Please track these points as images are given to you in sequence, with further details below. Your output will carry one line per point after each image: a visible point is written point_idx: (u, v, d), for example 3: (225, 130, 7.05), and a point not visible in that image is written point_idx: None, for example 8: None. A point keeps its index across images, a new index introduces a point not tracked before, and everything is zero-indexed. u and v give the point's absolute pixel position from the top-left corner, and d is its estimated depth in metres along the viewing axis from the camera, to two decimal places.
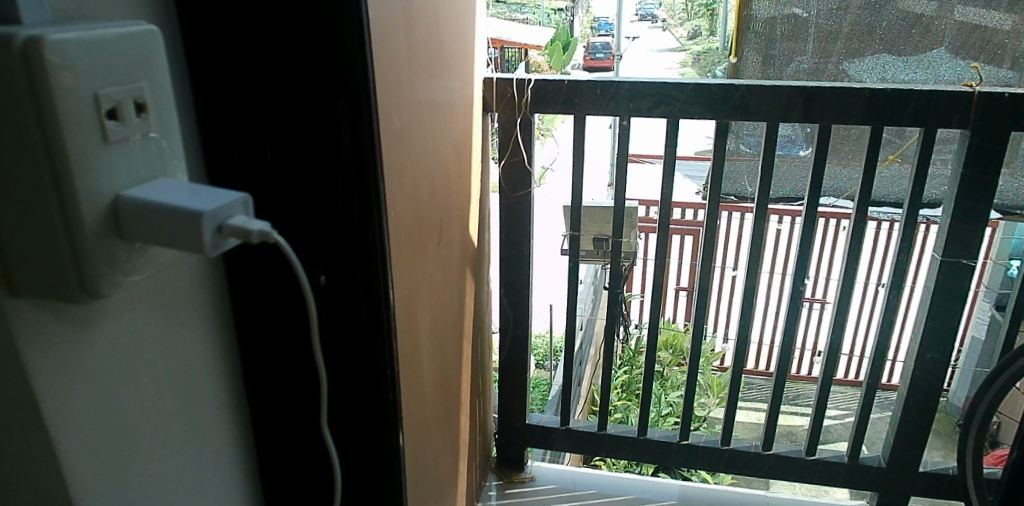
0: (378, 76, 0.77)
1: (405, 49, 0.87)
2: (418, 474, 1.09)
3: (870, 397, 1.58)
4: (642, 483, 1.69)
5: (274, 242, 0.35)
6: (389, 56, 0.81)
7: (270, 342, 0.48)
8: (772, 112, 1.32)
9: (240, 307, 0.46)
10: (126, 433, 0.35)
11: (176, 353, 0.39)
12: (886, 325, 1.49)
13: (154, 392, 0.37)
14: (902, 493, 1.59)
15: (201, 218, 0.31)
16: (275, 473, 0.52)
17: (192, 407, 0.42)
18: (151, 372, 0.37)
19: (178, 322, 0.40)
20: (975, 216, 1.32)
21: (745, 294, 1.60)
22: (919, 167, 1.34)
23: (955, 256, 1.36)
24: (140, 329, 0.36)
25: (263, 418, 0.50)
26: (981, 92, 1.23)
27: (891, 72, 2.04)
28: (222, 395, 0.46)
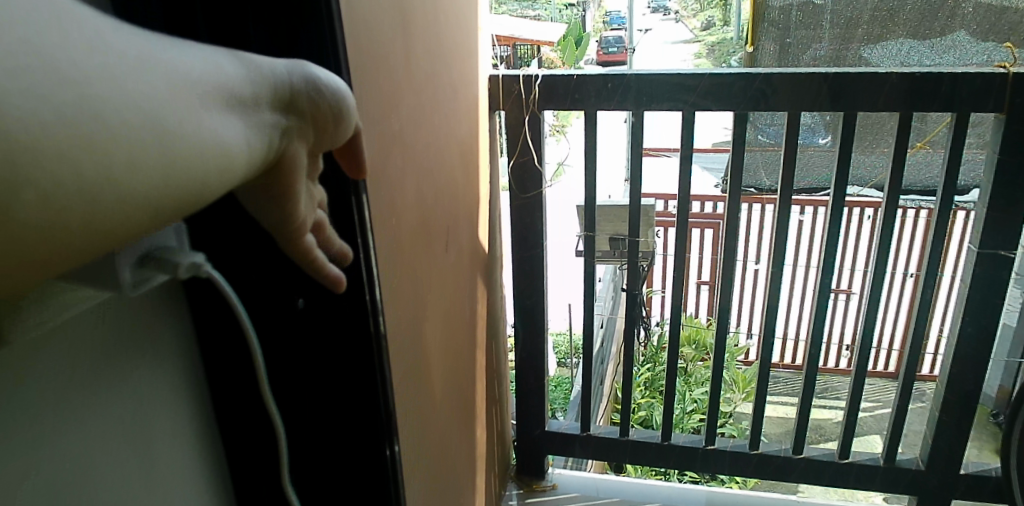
0: (371, 72, 0.72)
1: (402, 50, 0.82)
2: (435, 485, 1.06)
3: (907, 394, 1.51)
4: (667, 489, 1.65)
5: (205, 273, 0.38)
6: (383, 47, 0.75)
7: (232, 358, 0.49)
8: (796, 100, 1.26)
9: (202, 322, 0.47)
10: (16, 465, 0.34)
11: (97, 370, 0.39)
12: (920, 319, 1.42)
13: (61, 418, 0.36)
14: (942, 497, 1.52)
15: (115, 257, 0.34)
16: (247, 477, 0.54)
17: (122, 426, 0.41)
18: (57, 393, 0.36)
19: (94, 348, 0.38)
20: (1014, 202, 1.25)
21: (770, 290, 1.55)
22: (952, 152, 1.27)
23: (995, 248, 1.28)
24: (46, 348, 0.35)
25: (230, 423, 0.52)
26: (1015, 73, 1.16)
27: (910, 58, 1.96)
28: (155, 417, 0.45)
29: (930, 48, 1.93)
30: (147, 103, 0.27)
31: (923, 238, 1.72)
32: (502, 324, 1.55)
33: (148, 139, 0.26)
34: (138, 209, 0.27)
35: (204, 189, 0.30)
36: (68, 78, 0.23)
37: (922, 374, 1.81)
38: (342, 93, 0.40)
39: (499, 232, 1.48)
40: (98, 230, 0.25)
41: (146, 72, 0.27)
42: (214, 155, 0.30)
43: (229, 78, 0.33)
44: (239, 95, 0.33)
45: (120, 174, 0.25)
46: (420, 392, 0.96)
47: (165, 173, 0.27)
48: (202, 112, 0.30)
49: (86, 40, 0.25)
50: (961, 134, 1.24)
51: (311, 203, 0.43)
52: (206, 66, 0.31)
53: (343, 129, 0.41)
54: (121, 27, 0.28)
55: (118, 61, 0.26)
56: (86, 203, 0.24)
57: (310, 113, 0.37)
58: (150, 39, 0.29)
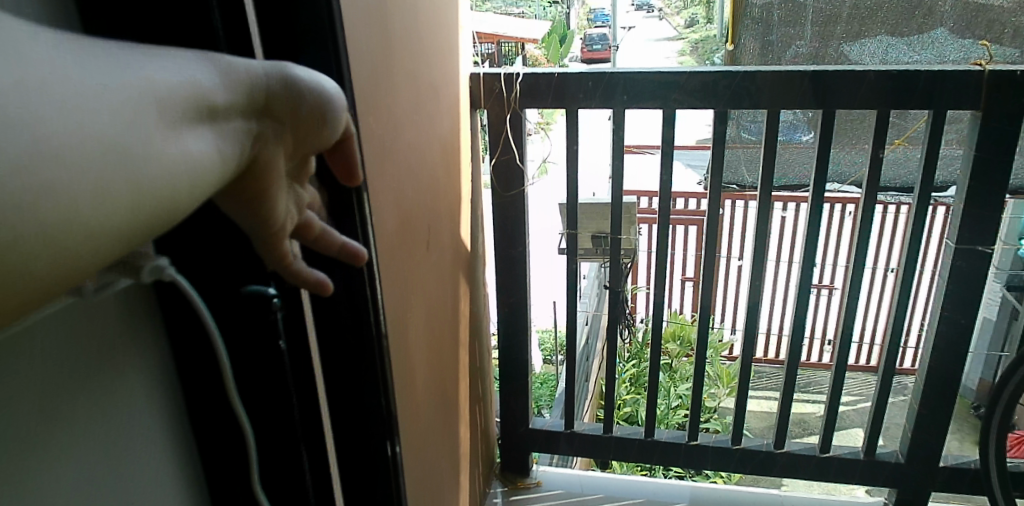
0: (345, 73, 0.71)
1: (381, 47, 0.82)
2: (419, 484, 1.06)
3: (886, 388, 1.53)
4: (651, 484, 1.67)
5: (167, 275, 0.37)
6: (362, 46, 0.75)
7: (203, 361, 0.49)
8: (777, 98, 1.27)
9: (172, 323, 0.47)
10: None
11: (57, 376, 0.38)
12: (899, 313, 1.44)
13: (20, 427, 0.36)
14: (922, 489, 1.54)
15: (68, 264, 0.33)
16: (221, 476, 0.53)
17: (88, 429, 0.41)
18: (21, 396, 0.35)
19: (59, 349, 0.38)
20: (991, 199, 1.26)
21: (752, 286, 1.55)
22: (929, 149, 1.28)
23: (971, 243, 1.30)
24: (4, 350, 0.34)
25: (201, 422, 0.51)
26: (991, 70, 1.18)
27: (891, 54, 1.96)
28: (126, 419, 0.44)
29: (909, 45, 1.95)
30: (105, 127, 0.26)
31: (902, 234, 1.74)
32: (485, 322, 1.55)
33: (112, 168, 0.26)
34: (100, 238, 0.26)
35: (177, 206, 0.30)
36: (12, 113, 0.22)
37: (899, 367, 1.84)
38: (323, 92, 0.39)
39: (481, 229, 1.47)
40: (59, 264, 0.24)
41: (105, 93, 0.26)
42: (183, 174, 0.30)
43: (200, 83, 0.32)
44: (213, 104, 0.32)
45: (79, 205, 0.24)
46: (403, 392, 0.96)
47: (132, 199, 0.27)
48: (168, 128, 0.29)
49: (44, 68, 0.24)
50: (937, 131, 1.26)
51: (297, 204, 0.43)
52: (174, 75, 0.30)
53: (326, 133, 0.40)
54: (73, 43, 0.27)
55: (79, 86, 0.25)
56: (42, 240, 0.23)
57: (288, 118, 0.37)
58: (110, 51, 0.28)
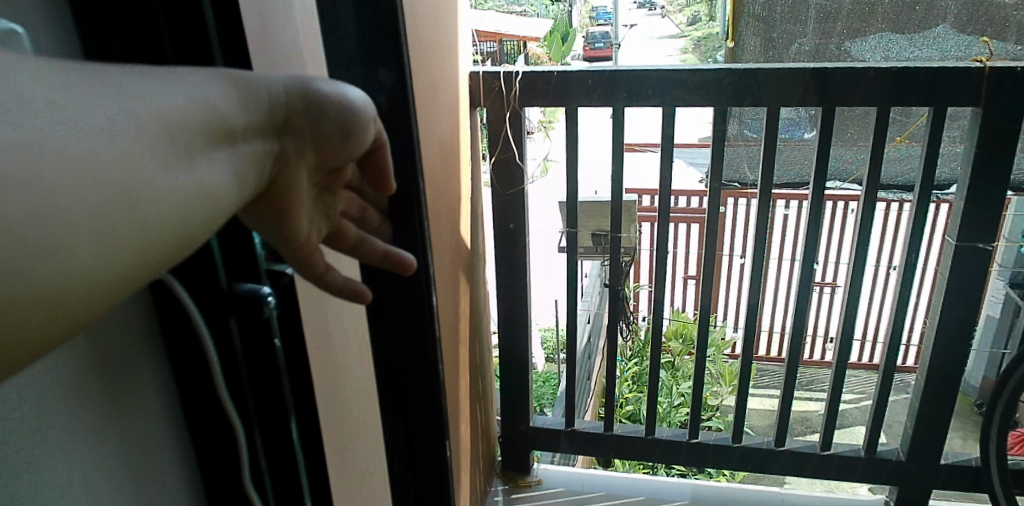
0: None
1: None
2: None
3: (887, 386, 1.53)
4: (652, 483, 1.67)
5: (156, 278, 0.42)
6: None
7: (198, 364, 0.50)
8: (776, 96, 1.27)
9: (167, 328, 0.48)
10: None
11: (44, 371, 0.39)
12: (899, 311, 1.44)
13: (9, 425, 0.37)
14: (922, 487, 1.54)
15: None
16: (216, 478, 0.55)
17: (75, 424, 0.42)
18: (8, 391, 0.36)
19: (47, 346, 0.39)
20: (994, 197, 1.26)
21: (752, 284, 1.56)
22: (929, 146, 1.28)
23: (972, 240, 1.30)
24: None
25: (196, 424, 0.53)
26: (992, 67, 1.18)
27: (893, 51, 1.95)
28: (114, 414, 0.45)
29: (909, 40, 1.94)
30: (127, 159, 0.25)
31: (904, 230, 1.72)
32: (486, 322, 1.56)
33: (143, 204, 0.26)
34: (129, 274, 0.26)
35: (197, 236, 0.30)
36: (50, 154, 0.22)
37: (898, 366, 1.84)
38: (344, 108, 0.41)
39: (481, 227, 1.48)
40: (82, 299, 0.24)
41: (132, 120, 0.26)
42: (205, 202, 0.30)
43: (224, 107, 0.32)
44: (236, 122, 0.33)
45: (98, 241, 0.24)
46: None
47: (156, 234, 0.27)
48: (193, 158, 0.29)
49: (76, 105, 0.24)
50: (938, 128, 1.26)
51: (328, 215, 0.46)
52: (200, 101, 0.31)
53: (351, 148, 0.42)
54: (99, 73, 0.26)
55: (111, 121, 0.25)
56: (72, 284, 0.23)
57: (308, 135, 0.39)
58: (136, 75, 0.28)
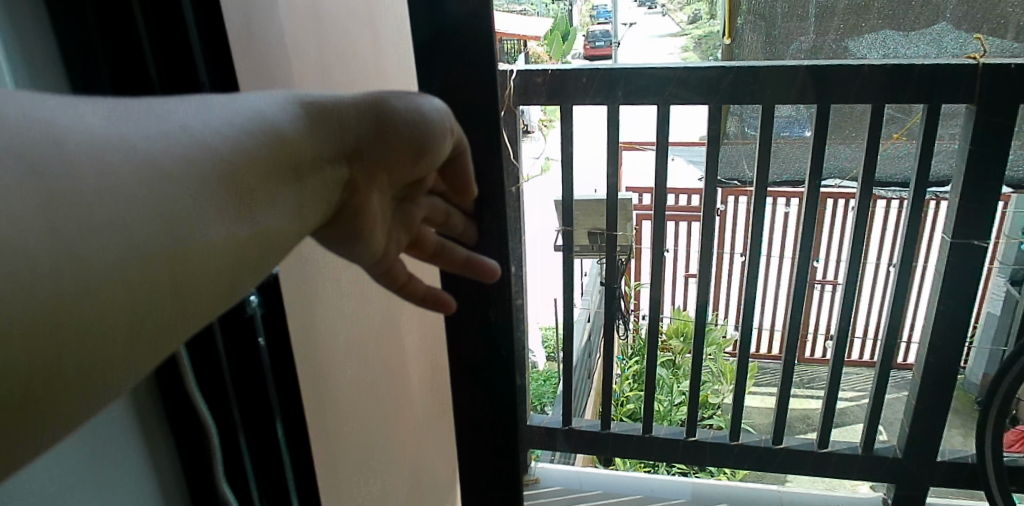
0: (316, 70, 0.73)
1: None
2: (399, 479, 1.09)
3: (882, 380, 1.66)
4: (652, 482, 1.85)
5: None
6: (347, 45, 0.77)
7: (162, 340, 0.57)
8: (776, 89, 1.35)
9: None
10: None
11: None
12: (896, 302, 1.55)
13: None
14: (920, 480, 1.70)
15: None
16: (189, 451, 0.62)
17: None
18: None
19: None
20: (986, 193, 1.38)
21: (746, 287, 1.65)
22: (924, 143, 1.39)
23: (967, 237, 1.42)
24: None
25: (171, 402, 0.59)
26: (985, 63, 1.26)
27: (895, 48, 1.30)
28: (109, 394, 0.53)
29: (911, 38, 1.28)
30: (177, 183, 0.32)
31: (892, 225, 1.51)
32: None
33: (177, 226, 0.32)
34: (161, 291, 0.31)
35: (223, 265, 0.36)
36: (85, 171, 0.28)
37: (867, 359, 1.68)
38: (413, 128, 0.53)
39: None
40: (143, 305, 0.30)
41: (192, 146, 0.33)
42: (233, 228, 0.36)
43: (276, 147, 0.40)
44: (298, 140, 0.43)
45: (141, 263, 0.30)
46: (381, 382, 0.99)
47: (184, 256, 0.32)
48: (229, 187, 0.36)
49: (131, 142, 0.31)
50: (932, 127, 1.36)
51: (410, 227, 0.61)
52: (249, 142, 0.38)
53: (419, 167, 0.56)
54: (160, 116, 0.34)
55: (157, 152, 0.31)
56: (107, 296, 0.28)
57: (371, 157, 0.51)
58: (186, 107, 0.36)
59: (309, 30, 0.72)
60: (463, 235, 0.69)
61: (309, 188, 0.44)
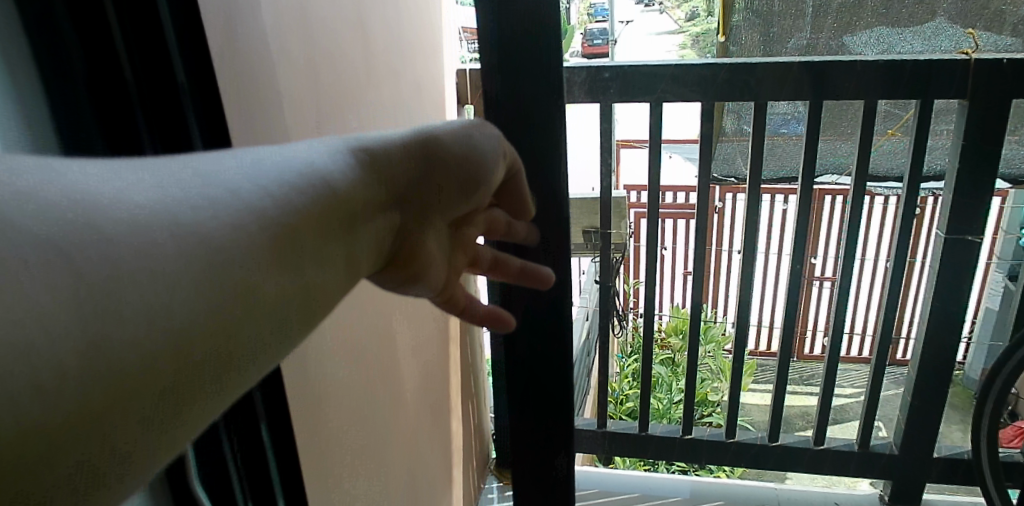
0: (292, 77, 0.75)
1: (353, 56, 0.89)
2: (388, 476, 1.11)
3: (879, 376, 1.70)
4: (652, 481, 1.86)
5: None
6: (316, 50, 0.80)
7: None
8: (775, 88, 1.36)
9: None
10: None
11: None
12: (891, 299, 1.58)
13: None
14: (915, 476, 1.73)
15: None
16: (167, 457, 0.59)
17: None
18: None
19: None
20: (980, 189, 1.39)
21: (742, 285, 1.70)
22: (917, 140, 1.40)
23: (960, 232, 1.44)
24: None
25: None
26: (976, 57, 1.25)
27: (896, 44, 1.26)
28: None
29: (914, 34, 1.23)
30: (224, 241, 0.33)
31: (885, 225, 1.52)
32: None
33: (222, 282, 0.32)
34: (209, 348, 0.31)
35: (265, 320, 0.37)
36: (120, 235, 0.28)
37: (861, 356, 1.70)
38: (440, 157, 0.58)
39: None
40: (195, 363, 0.30)
41: (241, 209, 0.35)
42: (277, 282, 0.37)
43: (322, 191, 0.43)
44: (356, 188, 0.47)
45: (193, 320, 0.30)
46: (373, 381, 1.01)
47: (230, 312, 0.33)
48: (272, 238, 0.37)
49: (177, 205, 0.32)
50: (925, 123, 1.37)
51: (461, 254, 0.67)
52: (294, 193, 0.40)
53: (455, 198, 0.61)
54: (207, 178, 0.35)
55: (205, 213, 0.33)
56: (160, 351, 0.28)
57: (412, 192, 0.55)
58: (232, 167, 0.38)
59: (294, 30, 0.76)
60: (523, 241, 0.75)
61: (360, 231, 0.48)
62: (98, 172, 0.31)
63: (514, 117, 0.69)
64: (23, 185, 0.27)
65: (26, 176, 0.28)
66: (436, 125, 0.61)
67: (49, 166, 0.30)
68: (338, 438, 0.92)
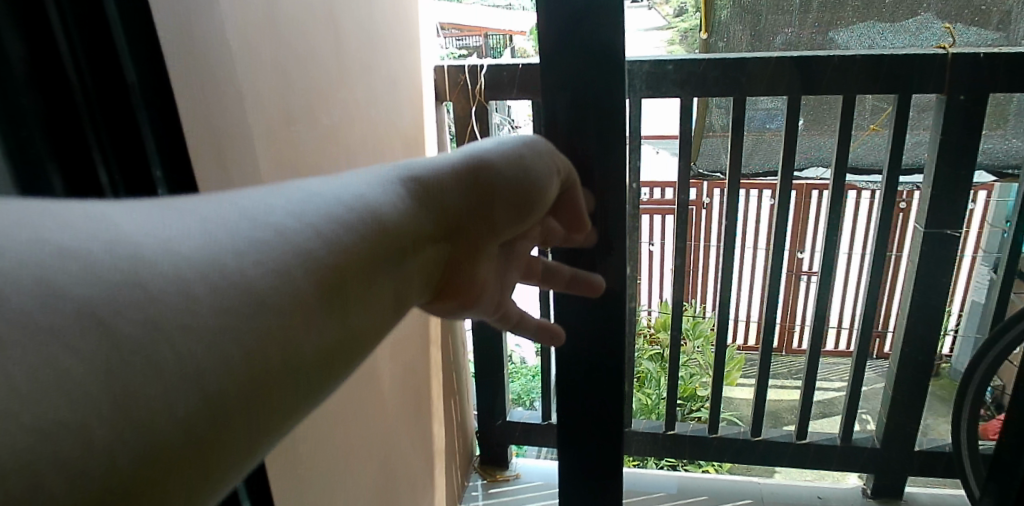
0: (256, 75, 0.76)
1: (318, 53, 0.89)
2: (366, 481, 1.10)
3: (860, 368, 1.73)
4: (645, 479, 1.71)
5: None
6: (281, 47, 0.80)
7: None
8: (764, 84, 1.32)
9: None
10: None
11: None
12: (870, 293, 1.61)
13: None
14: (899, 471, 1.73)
15: None
16: None
17: None
18: None
19: None
20: (956, 184, 1.41)
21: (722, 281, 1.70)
22: (895, 133, 1.41)
23: (940, 227, 1.46)
24: None
25: None
26: (954, 53, 1.24)
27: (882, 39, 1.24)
28: None
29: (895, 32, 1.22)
30: (267, 290, 0.34)
31: (864, 220, 1.57)
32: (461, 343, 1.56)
33: (267, 334, 0.33)
34: (251, 399, 0.32)
35: (308, 368, 0.37)
36: (162, 295, 0.29)
37: (844, 349, 1.75)
38: (481, 179, 0.58)
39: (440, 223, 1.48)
40: (240, 415, 0.31)
41: (287, 249, 0.36)
42: (322, 328, 0.38)
43: (363, 231, 0.43)
44: (402, 221, 0.48)
45: (234, 375, 0.31)
46: (355, 379, 1.01)
47: (273, 362, 0.33)
48: (312, 281, 0.37)
49: (223, 258, 0.32)
50: (903, 119, 1.37)
51: (517, 265, 0.70)
52: (339, 232, 0.41)
53: (496, 222, 0.61)
54: (251, 224, 0.36)
55: (244, 260, 0.33)
56: (206, 403, 0.29)
57: (454, 217, 0.56)
58: (282, 207, 0.39)
59: (259, 31, 0.76)
60: (579, 246, 0.71)
61: (409, 264, 0.50)
62: (141, 221, 0.32)
63: (574, 117, 0.66)
64: (62, 239, 0.28)
65: (74, 230, 0.29)
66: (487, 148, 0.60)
67: (92, 219, 0.30)
68: (316, 437, 0.90)
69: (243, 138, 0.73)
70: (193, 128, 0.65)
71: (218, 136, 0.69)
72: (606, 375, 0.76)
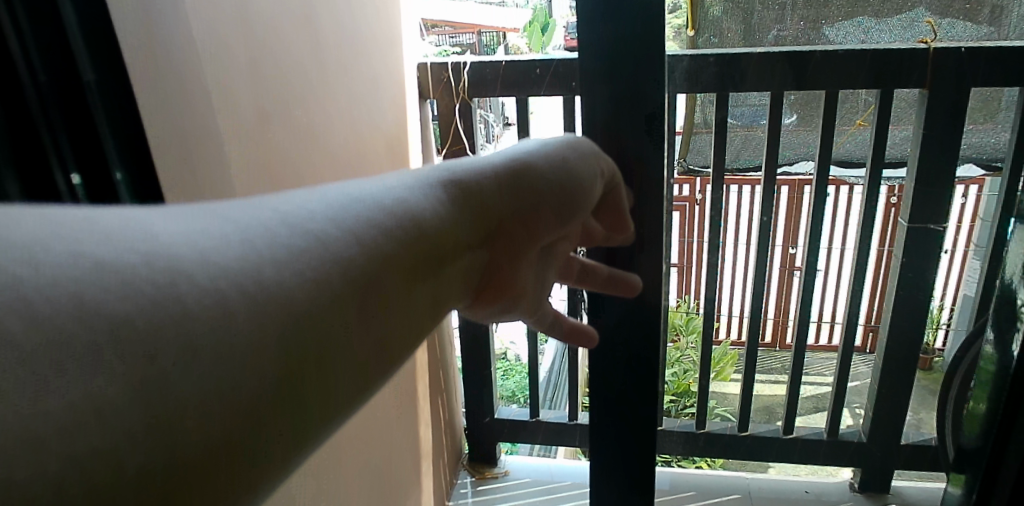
0: (227, 73, 0.76)
1: (290, 50, 0.88)
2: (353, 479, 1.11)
3: (847, 362, 1.75)
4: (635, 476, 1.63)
5: None
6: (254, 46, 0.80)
7: None
8: (758, 77, 1.33)
9: None
10: None
11: None
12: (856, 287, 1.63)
13: None
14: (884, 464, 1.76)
15: None
16: None
17: None
18: None
19: None
20: (939, 182, 1.41)
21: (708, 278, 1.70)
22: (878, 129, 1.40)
23: (923, 221, 1.46)
24: None
25: None
26: (935, 47, 1.28)
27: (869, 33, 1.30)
28: None
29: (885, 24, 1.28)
30: (300, 293, 0.33)
31: (851, 216, 1.56)
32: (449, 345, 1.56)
33: (296, 336, 0.32)
34: (273, 402, 0.31)
35: (338, 371, 0.36)
36: (186, 293, 0.28)
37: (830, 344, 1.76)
38: (520, 179, 0.60)
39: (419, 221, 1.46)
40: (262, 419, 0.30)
41: (322, 253, 0.35)
42: (354, 332, 0.37)
43: (400, 231, 0.44)
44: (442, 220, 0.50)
45: (261, 377, 0.30)
46: None
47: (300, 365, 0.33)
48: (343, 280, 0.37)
49: (254, 256, 0.32)
50: (886, 114, 1.37)
51: (556, 267, 0.70)
52: (375, 236, 0.41)
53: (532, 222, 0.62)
54: (286, 223, 0.35)
55: (278, 261, 0.33)
56: (226, 395, 0.28)
57: (493, 214, 0.57)
58: (317, 208, 0.38)
59: (231, 30, 0.76)
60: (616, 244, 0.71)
61: (447, 266, 0.50)
62: (177, 224, 0.32)
63: (616, 117, 0.66)
64: (101, 251, 0.26)
65: (112, 242, 0.27)
66: (531, 151, 0.63)
67: (130, 219, 0.30)
68: None
69: (212, 138, 0.73)
70: (158, 128, 0.65)
71: (188, 137, 0.69)
72: (626, 375, 0.76)
